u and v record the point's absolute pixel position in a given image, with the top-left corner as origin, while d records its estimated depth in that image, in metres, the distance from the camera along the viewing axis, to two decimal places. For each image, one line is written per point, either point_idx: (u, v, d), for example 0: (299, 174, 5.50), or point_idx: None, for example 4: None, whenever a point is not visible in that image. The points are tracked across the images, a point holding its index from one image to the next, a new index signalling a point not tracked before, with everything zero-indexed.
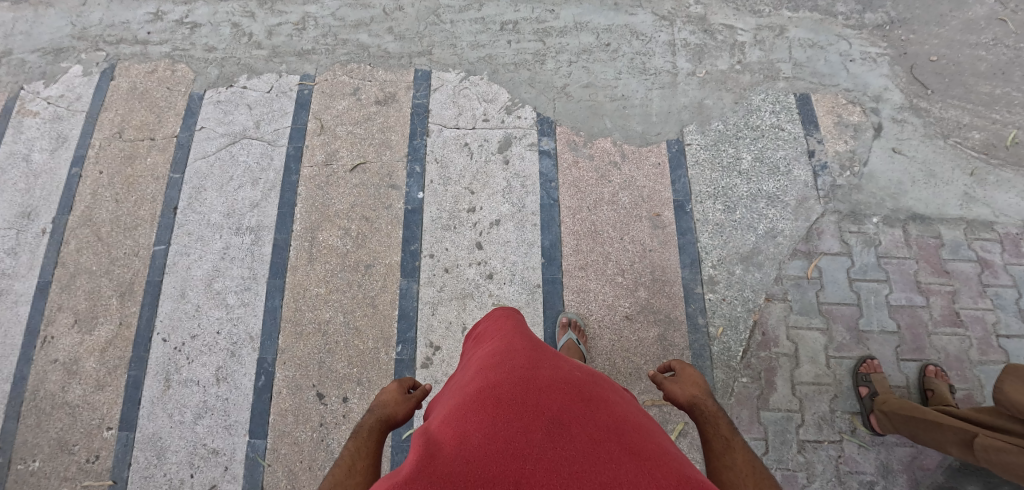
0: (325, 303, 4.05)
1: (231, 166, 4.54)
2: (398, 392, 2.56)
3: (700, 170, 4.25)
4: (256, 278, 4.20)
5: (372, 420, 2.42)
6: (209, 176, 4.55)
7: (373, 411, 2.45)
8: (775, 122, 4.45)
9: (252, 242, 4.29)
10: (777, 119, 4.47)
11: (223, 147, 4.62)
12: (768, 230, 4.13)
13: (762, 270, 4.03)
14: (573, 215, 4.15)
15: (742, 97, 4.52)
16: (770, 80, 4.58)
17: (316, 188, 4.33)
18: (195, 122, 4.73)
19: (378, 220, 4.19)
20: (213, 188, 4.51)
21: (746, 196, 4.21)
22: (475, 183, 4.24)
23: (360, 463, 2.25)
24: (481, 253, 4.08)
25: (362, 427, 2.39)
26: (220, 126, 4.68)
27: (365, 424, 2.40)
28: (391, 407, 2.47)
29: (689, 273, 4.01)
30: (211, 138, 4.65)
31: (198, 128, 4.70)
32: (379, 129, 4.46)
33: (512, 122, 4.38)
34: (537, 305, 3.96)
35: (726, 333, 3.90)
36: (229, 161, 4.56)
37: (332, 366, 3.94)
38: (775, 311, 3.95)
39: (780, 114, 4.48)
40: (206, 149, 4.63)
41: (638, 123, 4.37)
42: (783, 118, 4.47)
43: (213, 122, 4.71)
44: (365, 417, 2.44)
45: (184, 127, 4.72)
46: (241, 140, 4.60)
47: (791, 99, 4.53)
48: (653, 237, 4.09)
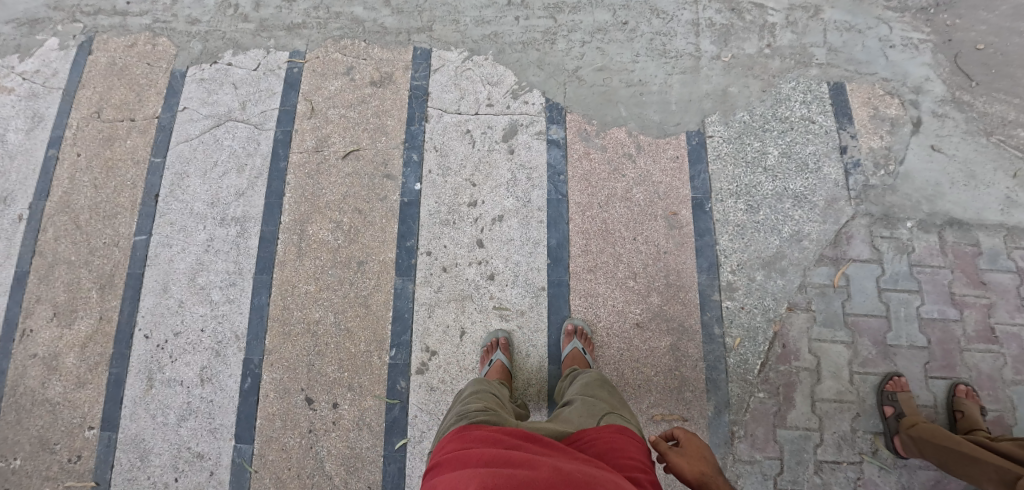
0: (314, 301, 3.81)
1: (216, 150, 4.31)
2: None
3: (722, 165, 3.89)
4: (241, 274, 3.96)
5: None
6: (192, 160, 4.33)
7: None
8: (805, 113, 4.11)
9: (238, 234, 4.05)
10: (808, 110, 4.12)
11: (207, 130, 4.40)
12: (792, 233, 3.82)
13: (784, 276, 3.74)
14: (582, 212, 3.79)
15: (771, 85, 4.17)
16: (801, 67, 4.22)
17: (308, 176, 4.06)
18: (177, 102, 4.50)
19: (370, 214, 3.90)
20: (195, 174, 4.29)
21: (770, 195, 3.88)
22: (477, 174, 3.89)
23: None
24: (482, 251, 3.76)
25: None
26: (203, 106, 4.46)
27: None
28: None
29: (707, 279, 3.69)
30: (194, 119, 4.44)
31: (180, 108, 4.48)
32: (374, 113, 4.13)
33: (518, 108, 4.02)
34: (542, 309, 3.66)
35: (744, 344, 3.61)
36: (213, 145, 4.33)
37: (321, 369, 3.71)
38: (797, 322, 3.67)
39: (811, 105, 4.13)
40: (188, 131, 4.41)
41: (656, 111, 3.99)
42: (814, 110, 4.12)
43: (196, 102, 4.48)
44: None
45: (167, 107, 4.49)
46: (226, 122, 4.37)
47: (825, 89, 4.17)
48: (668, 239, 3.74)
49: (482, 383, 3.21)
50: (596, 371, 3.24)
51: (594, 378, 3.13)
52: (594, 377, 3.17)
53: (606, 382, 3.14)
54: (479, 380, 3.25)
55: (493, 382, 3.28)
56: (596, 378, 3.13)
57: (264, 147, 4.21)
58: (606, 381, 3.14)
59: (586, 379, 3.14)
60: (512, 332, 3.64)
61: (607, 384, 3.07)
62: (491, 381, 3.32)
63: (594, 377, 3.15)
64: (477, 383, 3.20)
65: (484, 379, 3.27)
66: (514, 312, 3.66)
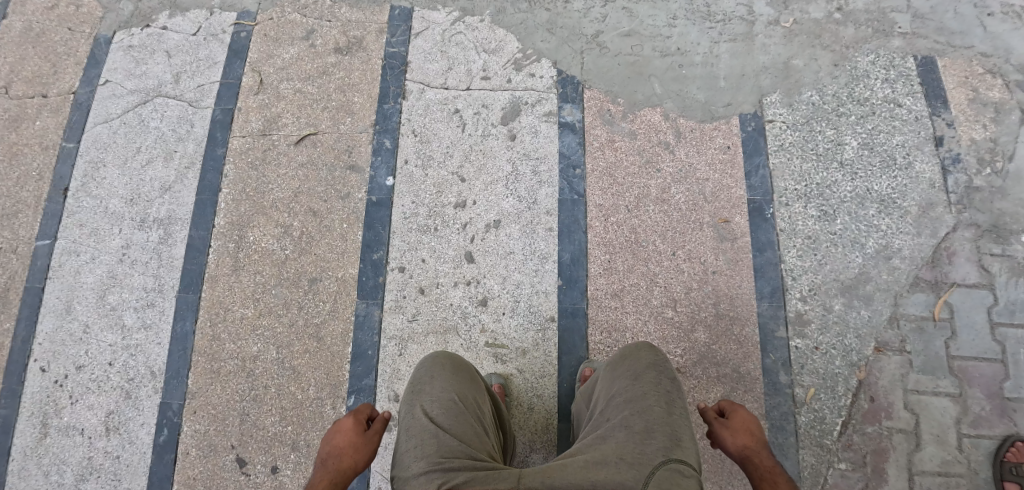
0: (250, 330, 2.89)
1: (140, 133, 3.41)
2: (355, 431, 2.01)
3: (786, 157, 2.98)
4: (162, 292, 3.07)
5: (326, 482, 1.91)
6: (112, 146, 3.43)
7: (326, 468, 1.95)
8: (888, 94, 3.19)
9: (161, 239, 3.16)
10: (892, 91, 3.20)
11: (131, 108, 3.49)
12: (879, 249, 2.91)
13: (869, 306, 2.83)
14: (604, 218, 2.89)
15: (844, 58, 3.26)
16: (881, 36, 3.29)
17: (250, 166, 3.15)
18: (98, 74, 3.59)
19: (327, 216, 2.98)
20: (114, 162, 3.39)
21: (849, 198, 2.97)
22: (467, 166, 2.99)
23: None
24: (472, 268, 2.86)
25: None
26: (129, 80, 3.56)
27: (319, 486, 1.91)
28: (348, 454, 1.97)
29: (770, 309, 2.76)
30: (117, 95, 3.54)
31: (101, 82, 3.58)
32: (337, 87, 3.22)
33: (522, 82, 3.10)
34: (549, 346, 2.75)
35: (819, 397, 2.70)
36: (137, 127, 3.43)
37: (257, 421, 2.80)
38: (887, 367, 2.77)
39: (896, 84, 3.21)
40: (109, 109, 3.51)
41: (700, 88, 3.08)
42: (899, 90, 3.20)
43: (120, 74, 3.58)
44: (320, 475, 1.94)
45: (85, 81, 3.59)
46: (156, 98, 3.48)
47: (912, 64, 3.25)
48: (717, 254, 2.83)
49: (446, 373, 2.19)
50: (654, 359, 2.20)
51: (649, 376, 2.13)
52: (652, 371, 2.14)
53: (669, 380, 2.12)
54: (437, 364, 2.22)
55: (463, 368, 2.26)
56: (654, 377, 2.12)
57: (198, 129, 3.32)
58: (670, 379, 2.13)
59: (638, 376, 2.13)
60: (509, 377, 2.73)
61: (668, 391, 2.07)
62: (455, 361, 2.28)
63: (648, 373, 2.13)
64: (441, 374, 2.18)
65: (444, 362, 2.24)
66: (513, 351, 2.75)
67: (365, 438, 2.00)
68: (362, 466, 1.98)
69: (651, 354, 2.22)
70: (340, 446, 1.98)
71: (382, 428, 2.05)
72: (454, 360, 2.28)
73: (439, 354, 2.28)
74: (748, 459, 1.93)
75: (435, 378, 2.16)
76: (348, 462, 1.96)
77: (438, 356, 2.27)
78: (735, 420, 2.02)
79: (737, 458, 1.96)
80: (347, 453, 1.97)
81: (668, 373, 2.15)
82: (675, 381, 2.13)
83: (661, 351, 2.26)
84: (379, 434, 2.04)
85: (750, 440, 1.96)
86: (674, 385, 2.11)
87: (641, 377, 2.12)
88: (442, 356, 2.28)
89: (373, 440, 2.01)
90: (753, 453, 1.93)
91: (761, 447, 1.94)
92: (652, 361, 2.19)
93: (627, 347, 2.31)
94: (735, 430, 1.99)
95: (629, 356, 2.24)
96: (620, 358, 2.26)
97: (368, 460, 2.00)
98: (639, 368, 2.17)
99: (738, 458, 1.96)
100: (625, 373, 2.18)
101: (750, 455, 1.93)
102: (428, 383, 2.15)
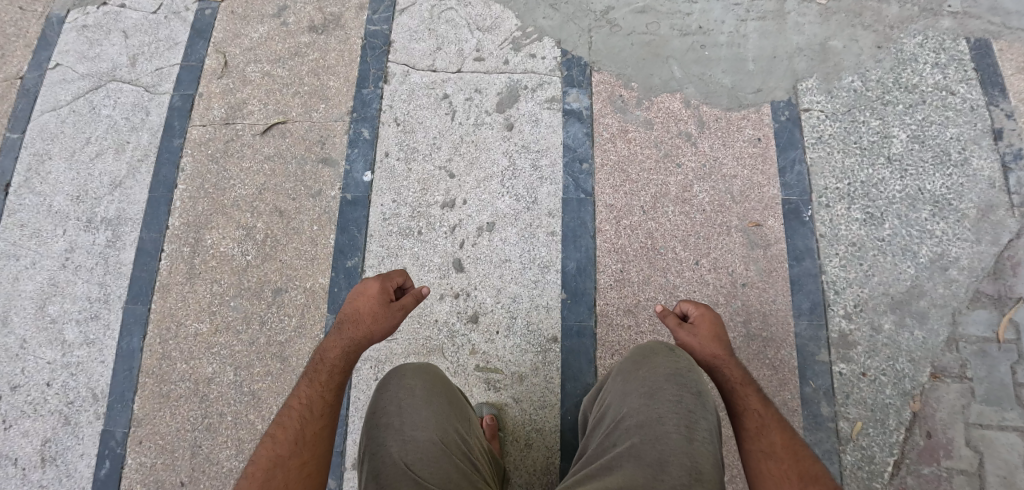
0: (204, 347, 2.49)
1: (90, 123, 2.96)
2: (380, 299, 1.88)
3: (826, 151, 2.58)
4: (108, 302, 2.67)
5: (337, 355, 1.81)
6: (59, 136, 2.96)
7: (342, 335, 1.84)
8: (939, 81, 2.73)
9: (109, 242, 2.75)
10: (942, 77, 2.74)
11: (82, 95, 3.03)
12: (934, 258, 2.47)
13: (924, 325, 2.40)
14: (615, 221, 2.49)
15: (887, 39, 2.80)
16: (929, 15, 2.82)
17: (210, 158, 2.76)
18: (49, 57, 3.12)
19: (295, 217, 2.58)
20: (60, 155, 2.92)
21: (898, 198, 2.56)
22: (457, 159, 2.60)
23: (305, 430, 1.66)
24: (461, 278, 2.46)
25: (320, 364, 1.79)
26: (82, 63, 3.08)
27: (328, 359, 1.80)
28: (365, 326, 1.85)
29: (809, 329, 2.37)
30: (67, 80, 3.06)
31: (51, 65, 3.09)
32: (310, 70, 2.82)
33: (521, 63, 2.70)
34: (551, 372, 2.36)
35: (866, 432, 2.30)
36: (88, 114, 2.97)
37: (211, 455, 2.40)
38: (945, 397, 2.34)
39: (948, 69, 2.74)
40: (58, 96, 3.03)
41: (725, 72, 2.67)
42: (950, 76, 2.73)
43: (72, 56, 3.10)
44: (333, 341, 1.84)
45: (34, 65, 3.12)
46: (110, 84, 3.01)
47: (965, 47, 2.77)
48: (747, 264, 2.43)
49: (421, 399, 1.71)
50: (675, 368, 1.70)
51: (668, 391, 1.65)
52: (671, 385, 1.66)
53: (694, 395, 1.64)
54: (408, 386, 1.73)
55: (439, 389, 1.78)
56: (674, 394, 1.64)
57: (154, 117, 2.92)
58: (695, 394, 1.65)
59: (654, 393, 1.66)
60: (503, 408, 2.34)
61: (693, 413, 1.61)
62: (429, 380, 1.78)
63: (667, 389, 1.66)
64: (412, 399, 1.70)
65: (416, 382, 1.74)
66: (508, 377, 2.37)
67: (387, 310, 1.87)
68: (380, 337, 1.87)
69: (671, 362, 1.72)
70: (360, 314, 1.85)
71: (411, 304, 1.90)
72: (429, 380, 1.78)
73: (409, 371, 1.78)
74: (715, 370, 1.77)
75: (405, 405, 1.68)
76: (367, 333, 1.84)
77: (408, 374, 1.77)
78: (705, 329, 1.82)
79: (705, 365, 1.80)
80: (364, 324, 1.85)
81: (691, 385, 1.66)
82: (701, 396, 1.65)
83: (683, 356, 1.76)
84: (405, 309, 1.90)
85: (720, 350, 1.78)
86: (702, 403, 1.64)
87: (658, 395, 1.65)
88: (413, 373, 1.78)
89: (396, 315, 1.88)
90: (722, 365, 1.76)
91: (730, 361, 1.76)
92: (671, 371, 1.70)
93: (640, 349, 1.81)
94: (704, 339, 1.80)
95: (643, 365, 1.75)
96: (631, 365, 1.77)
97: (386, 332, 1.88)
98: (654, 380, 1.68)
99: (706, 365, 1.80)
100: (637, 387, 1.70)
101: (718, 367, 1.76)
102: (397, 412, 1.67)
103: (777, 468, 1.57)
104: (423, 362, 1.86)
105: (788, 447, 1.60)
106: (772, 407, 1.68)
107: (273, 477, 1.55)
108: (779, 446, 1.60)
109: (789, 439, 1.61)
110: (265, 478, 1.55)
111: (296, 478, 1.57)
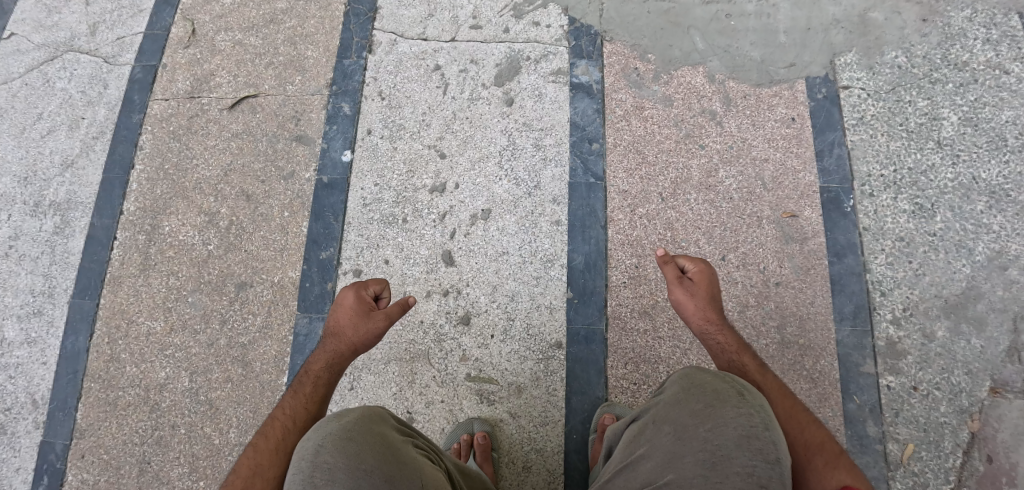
0: (157, 349, 2.16)
1: (44, 96, 2.45)
2: (359, 310, 1.59)
3: (869, 134, 2.22)
4: (52, 296, 2.24)
5: (321, 366, 1.56)
6: (8, 111, 2.44)
7: (324, 348, 1.59)
8: (992, 58, 2.25)
9: (57, 227, 2.30)
10: (996, 54, 2.26)
11: (34, 65, 2.50)
12: (993, 256, 2.08)
13: (982, 333, 2.02)
14: (630, 209, 2.19)
15: (932, 12, 2.31)
16: None
17: (171, 136, 2.38)
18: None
19: (263, 202, 2.27)
20: (9, 132, 2.42)
21: (950, 188, 2.15)
22: (449, 138, 2.29)
23: (288, 439, 1.38)
24: (452, 273, 2.15)
25: (303, 378, 1.54)
26: (37, 33, 2.54)
27: (310, 372, 1.55)
28: (347, 338, 1.58)
29: (852, 336, 2.06)
30: (21, 51, 2.52)
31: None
32: (287, 38, 2.47)
33: (524, 33, 2.39)
34: (554, 383, 2.05)
35: (918, 456, 1.96)
36: (41, 88, 2.46)
37: (158, 474, 2.06)
38: (1009, 416, 1.97)
39: (1001, 45, 2.26)
40: (9, 70, 2.50)
41: (754, 43, 2.33)
42: (1005, 53, 2.25)
43: (28, 26, 2.55)
44: (315, 355, 1.59)
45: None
46: (68, 57, 2.50)
47: (1019, 21, 2.28)
48: (781, 260, 2.12)
49: (342, 484, 1.17)
50: (748, 427, 1.28)
51: (736, 461, 1.24)
52: (741, 453, 1.25)
53: (770, 465, 1.23)
54: (324, 466, 1.20)
55: (370, 464, 1.22)
56: (744, 466, 1.23)
57: (113, 91, 2.45)
58: (771, 464, 1.24)
59: (716, 465, 1.25)
60: (498, 424, 2.03)
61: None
62: (357, 453, 1.22)
63: (735, 459, 1.25)
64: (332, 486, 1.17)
65: (337, 459, 1.20)
66: (505, 389, 2.05)
67: (367, 320, 1.57)
68: (365, 350, 1.60)
69: (742, 418, 1.29)
70: (342, 326, 1.58)
71: (396, 313, 1.57)
72: (355, 453, 1.22)
73: (328, 442, 1.23)
74: (707, 338, 1.65)
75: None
76: (350, 345, 1.58)
77: (328, 447, 1.23)
78: (701, 290, 1.67)
79: (696, 330, 1.67)
80: (345, 336, 1.57)
81: (768, 452, 1.25)
82: (780, 466, 1.24)
83: (757, 405, 1.33)
84: (389, 320, 1.58)
85: (714, 315, 1.65)
86: (780, 477, 1.23)
87: (722, 467, 1.24)
88: (335, 445, 1.23)
89: (378, 326, 1.57)
90: (714, 332, 1.64)
91: (723, 327, 1.64)
92: (742, 430, 1.28)
93: (698, 391, 1.38)
94: (699, 302, 1.65)
95: (705, 416, 1.33)
96: (687, 416, 1.35)
97: (370, 345, 1.59)
98: (719, 444, 1.27)
99: (698, 330, 1.67)
100: (694, 450, 1.29)
101: (710, 334, 1.64)
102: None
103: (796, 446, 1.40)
104: (356, 419, 1.30)
105: (794, 419, 1.45)
106: (771, 373, 1.55)
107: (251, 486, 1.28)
108: (783, 419, 1.45)
109: (793, 408, 1.47)
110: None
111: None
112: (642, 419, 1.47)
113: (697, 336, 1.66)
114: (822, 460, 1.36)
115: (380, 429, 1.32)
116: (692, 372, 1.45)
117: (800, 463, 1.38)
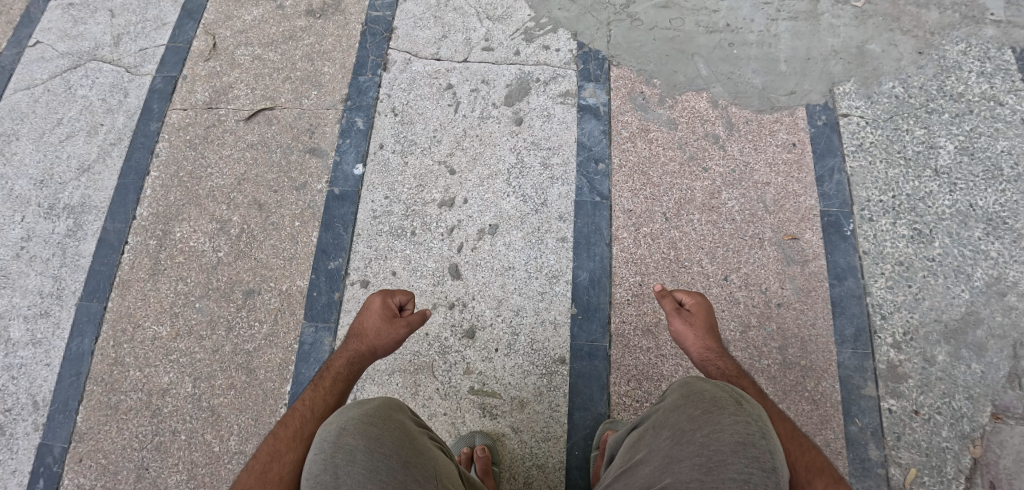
0: (162, 354, 2.17)
1: (64, 103, 2.51)
2: (383, 315, 1.66)
3: (868, 160, 2.27)
4: (60, 298, 2.25)
5: (341, 363, 1.59)
6: (29, 116, 2.50)
7: (347, 347, 1.63)
8: (985, 90, 2.33)
9: (70, 231, 2.33)
10: (989, 85, 2.33)
11: (58, 72, 2.57)
12: (990, 282, 2.11)
13: (982, 358, 2.04)
14: (634, 228, 2.23)
15: (928, 45, 2.40)
16: (973, 20, 2.42)
17: (187, 144, 2.44)
18: (24, 31, 2.65)
19: (274, 211, 2.31)
20: (29, 136, 2.47)
21: (948, 214, 2.19)
22: (459, 153, 2.35)
23: (306, 428, 1.41)
24: (458, 285, 2.18)
25: (325, 371, 1.57)
26: (63, 41, 2.62)
27: (330, 368, 1.58)
28: (369, 340, 1.63)
29: (853, 359, 2.07)
30: (46, 58, 2.60)
31: (27, 42, 2.63)
32: (305, 54, 2.55)
33: (534, 56, 2.47)
34: (557, 398, 2.06)
35: (920, 481, 1.95)
36: (62, 94, 2.53)
37: (157, 479, 2.04)
38: (1010, 442, 1.97)
39: (995, 78, 2.33)
40: (32, 75, 2.57)
41: (756, 71, 2.41)
42: (998, 85, 2.33)
43: (54, 34, 2.63)
44: (337, 353, 1.63)
45: (13, 42, 2.64)
46: (91, 65, 2.57)
47: (1013, 57, 2.36)
48: (782, 282, 2.15)
49: (362, 466, 1.26)
50: (745, 435, 1.31)
51: (732, 467, 1.27)
52: (737, 459, 1.27)
53: (766, 473, 1.26)
54: (346, 447, 1.28)
55: (389, 448, 1.32)
56: (740, 473, 1.26)
57: (133, 99, 2.51)
58: (767, 471, 1.26)
59: (711, 469, 1.27)
60: (500, 438, 2.03)
61: None
62: (378, 437, 1.32)
63: (731, 465, 1.27)
64: (352, 467, 1.26)
65: (358, 442, 1.29)
66: (508, 403, 2.06)
67: (390, 326, 1.64)
68: (385, 354, 1.66)
69: (739, 425, 1.32)
70: (367, 327, 1.65)
71: (417, 321, 1.67)
72: (376, 437, 1.31)
73: (351, 426, 1.32)
74: (708, 365, 1.65)
75: (343, 476, 1.25)
76: (371, 347, 1.63)
77: (350, 430, 1.31)
78: (699, 320, 1.70)
79: (696, 359, 1.68)
80: (368, 337, 1.63)
81: (764, 460, 1.28)
82: (775, 475, 1.27)
83: (753, 414, 1.36)
84: (410, 327, 1.67)
85: (714, 344, 1.67)
86: (775, 484, 1.26)
87: (717, 471, 1.27)
88: (357, 430, 1.32)
89: (400, 332, 1.65)
90: (715, 358, 1.64)
91: (723, 355, 1.65)
92: (739, 437, 1.30)
93: (696, 397, 1.41)
94: (698, 331, 1.68)
95: (702, 422, 1.35)
96: (684, 421, 1.37)
97: (390, 349, 1.66)
98: (715, 449, 1.30)
99: (699, 360, 1.68)
100: (690, 455, 1.31)
101: (710, 361, 1.65)
102: (332, 483, 1.24)
103: (798, 463, 1.41)
104: (378, 407, 1.40)
105: (793, 439, 1.46)
106: (770, 400, 1.54)
107: (269, 471, 1.30)
108: (785, 438, 1.46)
109: (793, 430, 1.48)
110: (258, 474, 1.29)
111: (292, 472, 1.30)
112: (642, 426, 1.50)
113: (698, 364, 1.66)
114: (822, 484, 1.38)
115: (399, 417, 1.42)
116: (692, 381, 1.48)
117: (802, 483, 1.38)
